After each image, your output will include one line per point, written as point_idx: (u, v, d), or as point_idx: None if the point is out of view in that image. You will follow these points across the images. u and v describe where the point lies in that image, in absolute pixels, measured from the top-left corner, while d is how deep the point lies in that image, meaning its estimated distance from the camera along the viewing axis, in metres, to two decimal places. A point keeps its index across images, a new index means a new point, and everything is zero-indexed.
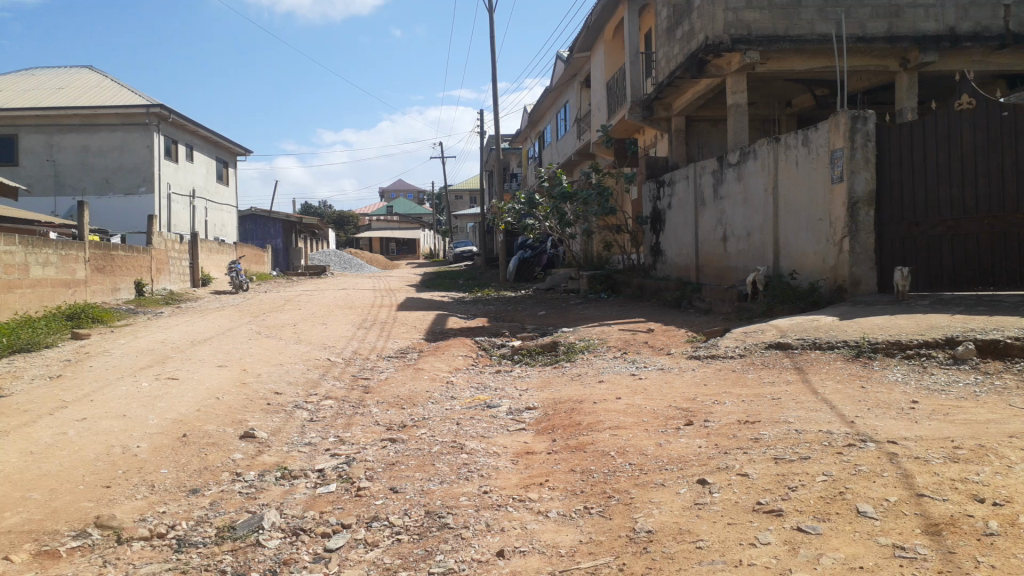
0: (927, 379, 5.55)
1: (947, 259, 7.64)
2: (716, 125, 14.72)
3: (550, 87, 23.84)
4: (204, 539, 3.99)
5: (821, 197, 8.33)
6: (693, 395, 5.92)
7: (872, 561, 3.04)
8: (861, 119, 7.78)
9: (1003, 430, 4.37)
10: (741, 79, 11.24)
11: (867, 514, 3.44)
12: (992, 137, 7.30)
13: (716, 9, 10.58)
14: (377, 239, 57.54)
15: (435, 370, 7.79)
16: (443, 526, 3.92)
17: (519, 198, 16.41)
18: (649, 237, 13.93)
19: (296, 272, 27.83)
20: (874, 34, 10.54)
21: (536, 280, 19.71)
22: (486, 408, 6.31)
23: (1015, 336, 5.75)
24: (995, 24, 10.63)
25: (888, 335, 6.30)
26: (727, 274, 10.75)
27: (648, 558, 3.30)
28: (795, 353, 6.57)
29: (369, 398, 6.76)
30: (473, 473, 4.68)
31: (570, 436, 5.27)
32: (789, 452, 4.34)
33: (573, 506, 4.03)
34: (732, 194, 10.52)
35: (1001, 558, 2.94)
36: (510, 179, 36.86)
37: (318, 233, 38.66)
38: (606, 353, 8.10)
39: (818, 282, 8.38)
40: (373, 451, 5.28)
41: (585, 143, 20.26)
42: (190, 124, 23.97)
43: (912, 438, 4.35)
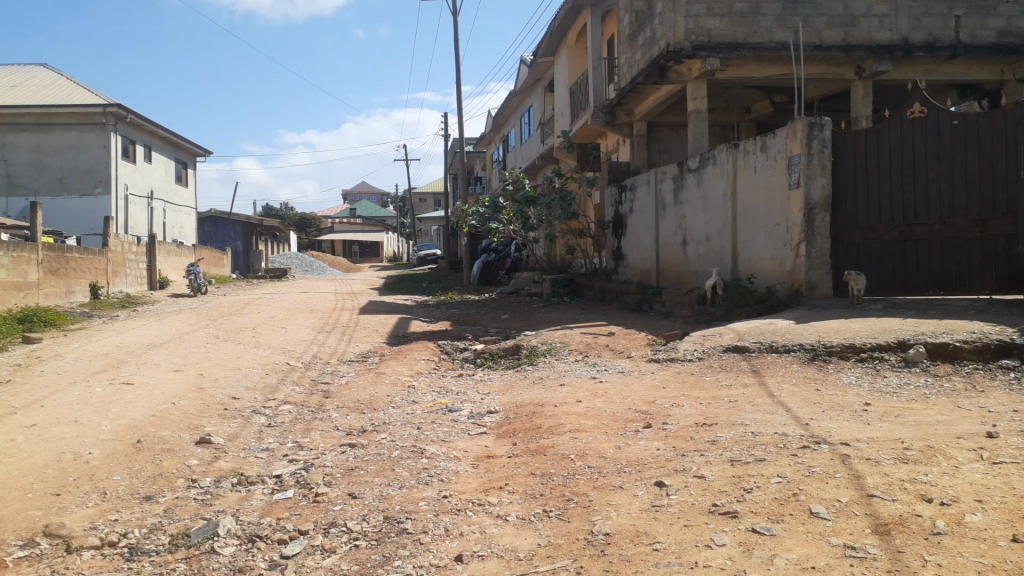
0: (880, 381, 5.67)
1: (900, 263, 7.80)
2: (677, 131, 14.89)
3: (514, 92, 23.90)
4: (157, 547, 3.92)
5: (778, 203, 8.48)
6: (652, 397, 5.98)
7: (823, 561, 3.10)
8: (817, 126, 7.93)
9: (951, 432, 4.49)
10: (702, 85, 11.35)
11: (819, 514, 3.50)
12: (943, 145, 7.49)
13: (677, 16, 10.71)
14: (341, 241, 57.01)
15: (397, 375, 7.74)
16: (402, 531, 3.90)
17: (483, 202, 16.35)
18: (611, 241, 14.03)
19: (256, 275, 27.48)
20: (830, 43, 10.75)
21: (501, 284, 19.72)
22: (447, 412, 6.30)
23: (963, 339, 5.91)
24: (946, 35, 10.93)
25: (843, 338, 6.42)
26: (688, 278, 10.86)
27: (605, 560, 3.32)
28: (751, 356, 6.66)
29: (328, 402, 6.71)
30: (433, 477, 4.67)
31: (531, 440, 5.28)
32: (745, 454, 4.40)
33: (533, 510, 4.04)
34: (692, 199, 10.65)
35: (947, 556, 3.02)
36: (474, 182, 36.77)
37: (280, 236, 38.19)
38: (568, 356, 8.15)
39: (775, 287, 8.55)
40: (332, 457, 5.23)
41: (548, 148, 20.34)
42: (148, 124, 23.54)
43: (865, 440, 4.43)
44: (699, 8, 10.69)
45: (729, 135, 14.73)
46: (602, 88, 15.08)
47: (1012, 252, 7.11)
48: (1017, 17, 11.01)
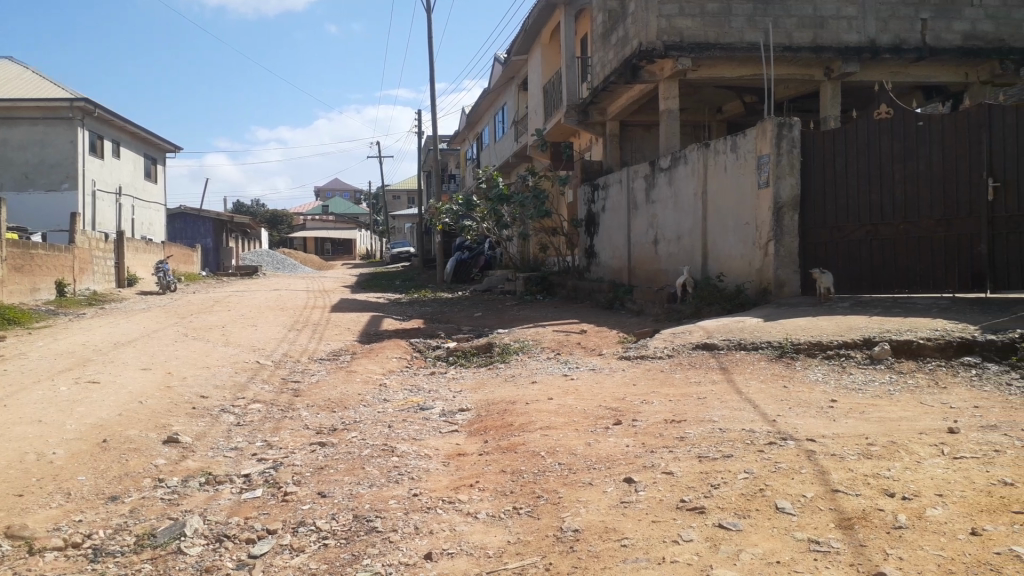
0: (846, 378, 5.76)
1: (866, 262, 7.92)
2: (649, 130, 14.98)
3: (487, 89, 23.88)
4: (122, 547, 3.87)
5: (748, 202, 8.58)
6: (622, 394, 6.01)
7: (788, 556, 3.14)
8: (787, 125, 8.03)
9: (915, 427, 4.57)
10: (673, 85, 11.42)
11: (785, 509, 3.55)
12: (909, 146, 7.60)
13: (650, 15, 10.75)
14: (313, 239, 56.59)
15: (368, 373, 7.70)
16: (371, 530, 3.89)
17: (456, 199, 16.31)
18: (583, 240, 14.09)
19: (227, 273, 27.19)
20: (800, 45, 10.88)
21: (474, 281, 19.71)
22: (419, 410, 6.28)
23: (927, 336, 6.03)
24: (912, 37, 11.11)
25: (810, 335, 6.51)
26: (659, 276, 10.93)
27: (573, 557, 3.34)
28: (720, 354, 6.73)
29: (298, 401, 6.66)
30: (403, 476, 4.66)
31: (502, 437, 5.28)
32: (712, 450, 4.45)
33: (503, 507, 4.05)
34: (664, 198, 10.71)
35: (909, 550, 3.08)
36: (448, 180, 36.67)
37: (250, 233, 37.79)
38: (540, 353, 8.17)
39: (744, 285, 8.64)
40: (301, 456, 5.20)
41: (522, 146, 20.37)
42: (117, 119, 23.22)
43: (831, 436, 4.50)
44: (671, 8, 10.75)
45: (701, 134, 14.86)
46: (576, 87, 15.12)
47: (975, 252, 7.17)
48: (981, 21, 11.21)
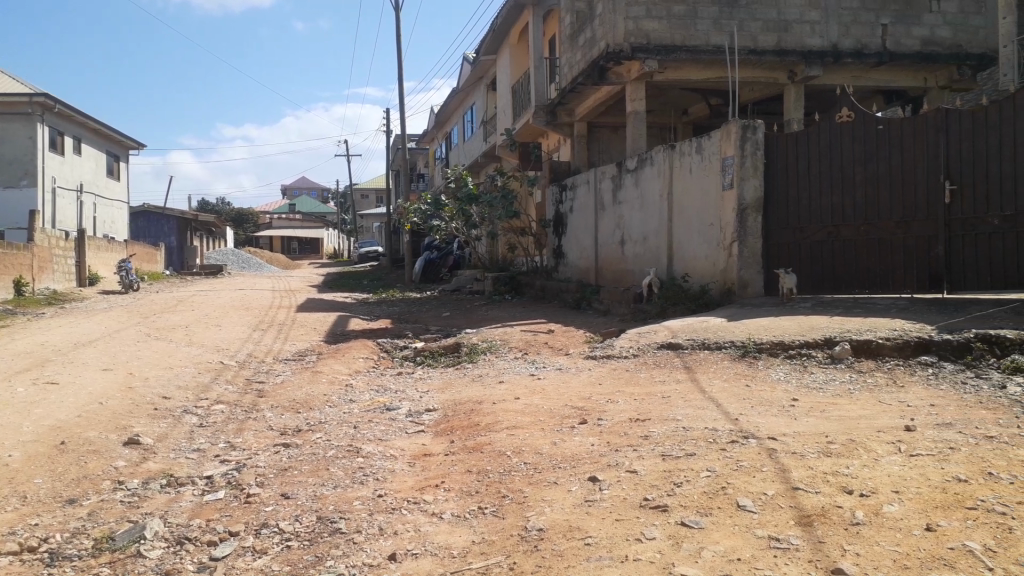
0: (807, 378, 5.84)
1: (827, 263, 8.05)
2: (616, 131, 15.06)
3: (457, 89, 23.85)
4: (79, 551, 3.81)
5: (713, 203, 8.70)
6: (589, 394, 6.04)
7: (749, 553, 3.18)
8: (751, 128, 8.17)
9: (874, 426, 4.66)
10: (640, 87, 11.49)
11: (747, 507, 3.60)
12: (869, 149, 7.73)
13: (617, 17, 10.76)
14: (280, 238, 56.00)
15: (334, 373, 7.65)
16: (335, 531, 3.87)
17: (425, 199, 16.26)
18: (551, 240, 14.14)
19: (191, 272, 26.79)
20: (764, 48, 11.04)
21: (443, 281, 19.68)
22: (385, 411, 6.25)
23: (886, 336, 6.15)
24: (874, 42, 11.32)
25: (772, 335, 6.60)
26: (626, 277, 11.01)
27: (538, 556, 3.35)
28: (684, 353, 6.80)
29: (262, 402, 6.59)
30: (368, 477, 4.64)
31: (468, 437, 5.28)
32: (676, 449, 4.50)
33: (468, 507, 4.06)
34: (630, 198, 10.79)
35: (865, 546, 3.15)
36: (417, 179, 36.54)
37: (215, 232, 37.29)
38: (507, 353, 8.18)
39: (709, 285, 8.75)
40: (265, 457, 5.15)
41: (491, 146, 20.39)
42: (78, 115, 22.78)
43: (791, 435, 4.57)
44: (638, 10, 10.76)
45: (668, 136, 14.99)
46: (544, 88, 15.14)
47: (932, 253, 7.30)
48: (939, 27, 11.48)
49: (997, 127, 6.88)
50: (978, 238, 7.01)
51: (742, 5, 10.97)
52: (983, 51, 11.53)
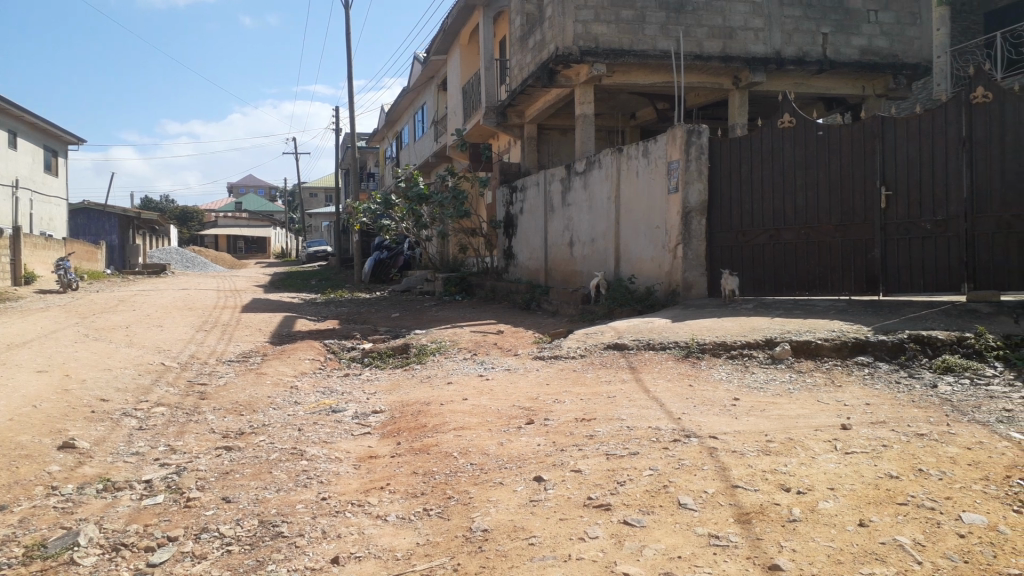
0: (748, 378, 5.97)
1: (768, 266, 8.22)
2: (566, 134, 15.16)
3: (407, 88, 23.72)
4: (9, 560, 3.69)
5: (659, 206, 8.85)
6: (536, 394, 6.09)
7: (689, 550, 3.24)
8: (695, 133, 8.34)
9: (811, 424, 4.79)
10: (589, 90, 11.59)
11: (687, 505, 3.67)
12: (809, 154, 7.93)
13: (566, 20, 10.79)
14: (226, 237, 54.96)
15: (279, 375, 7.55)
16: (277, 535, 3.82)
17: (375, 198, 16.14)
18: (502, 241, 14.18)
19: (133, 271, 26.13)
20: (710, 54, 11.24)
21: (393, 281, 19.58)
22: (331, 413, 6.20)
23: (824, 337, 6.31)
24: (814, 51, 11.64)
25: (715, 336, 6.74)
26: (574, 278, 11.10)
27: (482, 557, 3.36)
28: (630, 353, 6.90)
29: (205, 404, 6.48)
30: (312, 479, 4.59)
31: (414, 438, 5.26)
32: (620, 448, 4.56)
33: (413, 509, 4.04)
34: (579, 201, 10.90)
35: (801, 542, 3.23)
36: (367, 179, 36.25)
37: (158, 230, 36.44)
38: (457, 354, 8.17)
39: (655, 287, 8.88)
40: (206, 460, 5.06)
41: (441, 146, 20.34)
42: (14, 108, 22.08)
43: (731, 433, 4.67)
44: (587, 14, 10.83)
45: (616, 139, 15.16)
46: (494, 89, 15.17)
47: (869, 256, 7.52)
48: (877, 37, 11.82)
49: (930, 134, 7.12)
50: (912, 242, 7.24)
51: (688, 11, 11.15)
52: (918, 61, 11.93)
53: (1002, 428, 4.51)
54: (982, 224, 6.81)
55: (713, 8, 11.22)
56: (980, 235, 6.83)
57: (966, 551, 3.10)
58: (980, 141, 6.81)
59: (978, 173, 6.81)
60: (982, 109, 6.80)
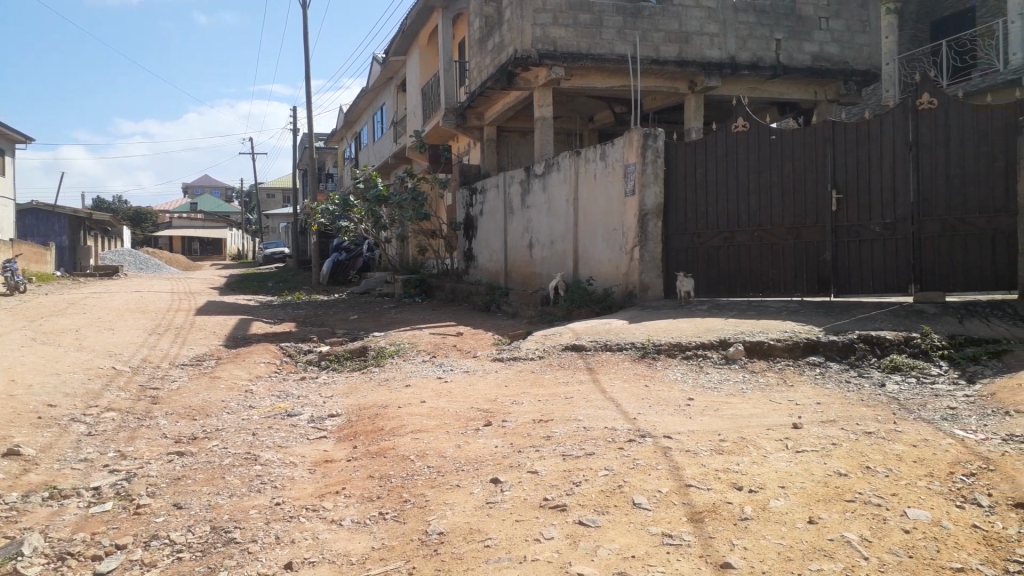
0: (702, 378, 6.06)
1: (723, 267, 8.34)
2: (525, 136, 15.20)
3: (366, 88, 23.57)
4: None
5: (616, 208, 8.93)
6: (495, 395, 6.10)
7: (643, 550, 3.27)
8: (651, 137, 8.43)
9: (764, 423, 4.87)
10: (548, 93, 11.62)
11: (641, 505, 3.70)
12: (762, 158, 8.05)
13: (525, 23, 10.82)
14: (181, 238, 53.98)
15: (234, 379, 7.44)
16: (230, 541, 3.77)
17: (333, 199, 15.99)
18: (462, 242, 14.18)
19: (83, 272, 25.54)
20: (666, 58, 11.37)
21: (352, 283, 19.44)
22: (286, 417, 6.13)
23: (777, 338, 6.41)
24: (767, 56, 11.85)
25: (670, 337, 6.82)
26: (534, 279, 11.14)
27: (437, 560, 3.35)
28: (588, 354, 6.95)
29: (157, 409, 6.36)
30: (266, 485, 4.54)
31: (371, 442, 5.24)
32: (576, 448, 4.59)
33: (368, 513, 4.02)
34: (538, 203, 10.94)
35: (752, 540, 3.28)
36: (325, 179, 35.95)
37: (110, 231, 35.69)
38: (415, 356, 8.14)
39: (612, 288, 8.96)
40: (157, 466, 4.97)
41: (400, 147, 20.24)
42: None
43: (685, 432, 4.74)
44: (545, 17, 10.88)
45: (575, 142, 15.25)
46: (453, 91, 15.16)
47: (820, 258, 7.66)
48: (828, 44, 12.08)
49: (879, 140, 7.29)
50: (862, 243, 7.41)
51: (645, 16, 11.27)
52: (867, 68, 12.24)
53: (946, 426, 4.65)
54: (928, 227, 7.03)
55: (669, 14, 11.36)
56: (927, 237, 7.04)
57: (911, 546, 3.19)
58: (926, 146, 7.02)
59: (924, 178, 7.02)
60: (928, 115, 7.02)
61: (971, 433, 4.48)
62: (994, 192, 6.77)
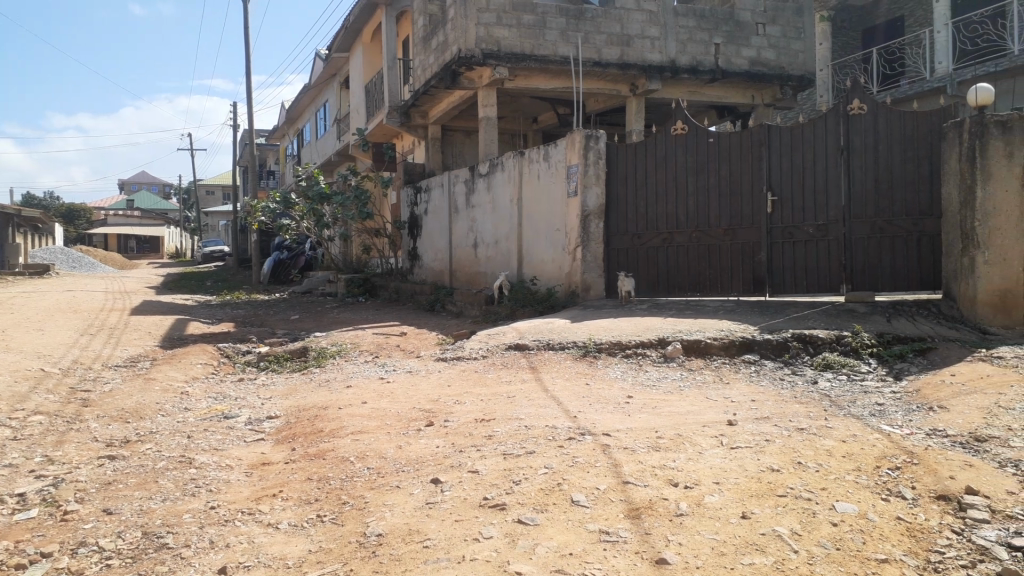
0: (642, 375, 6.15)
1: (662, 268, 8.46)
2: (469, 136, 15.19)
3: (308, 85, 23.23)
4: None
5: (559, 209, 9.02)
6: (436, 396, 6.08)
7: (580, 547, 3.31)
8: (593, 138, 8.55)
9: (700, 420, 4.96)
10: (491, 93, 11.64)
11: (580, 502, 3.74)
12: (700, 161, 8.20)
13: (469, 22, 10.81)
14: (116, 236, 52.38)
15: (169, 380, 7.26)
16: (162, 547, 3.68)
17: (274, 197, 15.76)
18: (406, 242, 14.11)
19: (12, 271, 24.55)
20: (608, 60, 11.49)
21: (293, 282, 19.16)
22: (223, 419, 6.01)
23: (713, 336, 6.55)
24: (707, 60, 12.06)
25: (611, 336, 6.90)
26: (478, 279, 11.16)
27: (375, 562, 3.33)
28: (530, 353, 6.99)
29: (88, 412, 6.16)
30: (201, 488, 4.45)
31: (310, 444, 5.17)
32: (517, 447, 4.61)
33: (305, 516, 3.97)
34: (482, 203, 10.96)
35: (687, 536, 3.35)
36: (267, 177, 35.32)
37: (40, 229, 34.40)
38: (358, 357, 8.07)
39: (555, 288, 9.03)
40: (86, 471, 4.82)
41: (344, 144, 20.00)
42: None
43: (624, 430, 4.80)
44: (489, 17, 10.88)
45: (520, 143, 15.32)
46: (396, 89, 15.07)
47: (755, 259, 7.84)
48: (765, 49, 12.36)
49: (812, 144, 7.51)
50: (796, 244, 7.61)
51: (588, 18, 11.33)
52: (802, 73, 12.59)
53: (873, 421, 4.82)
54: (858, 228, 7.27)
55: (611, 16, 11.47)
56: (857, 238, 7.28)
57: (838, 538, 3.30)
58: (856, 150, 7.26)
59: (855, 181, 7.27)
60: (859, 120, 7.27)
61: (897, 428, 4.65)
62: (919, 196, 7.01)
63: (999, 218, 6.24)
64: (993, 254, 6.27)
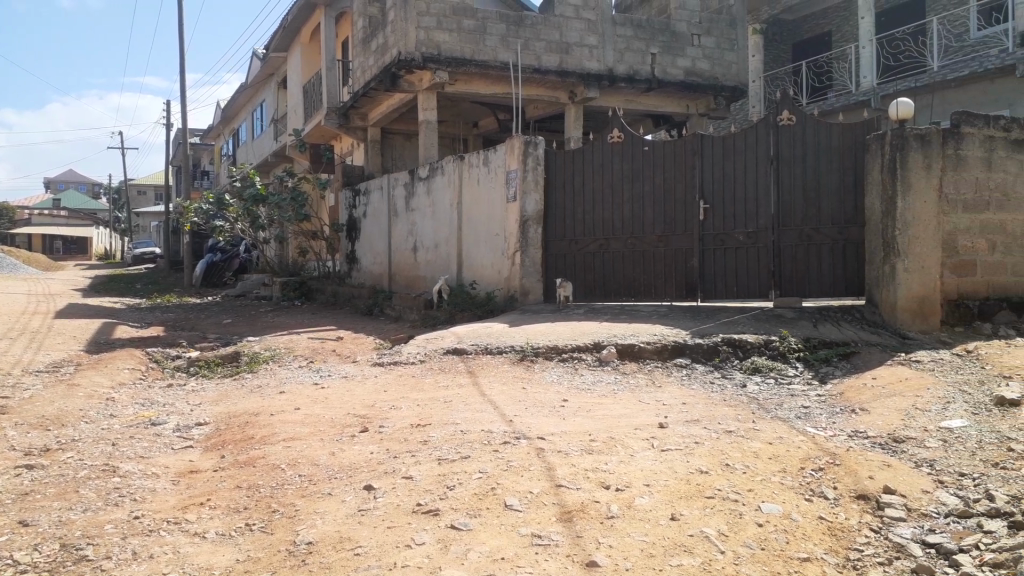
0: (578, 379, 6.22)
1: (599, 273, 8.56)
2: (410, 139, 15.14)
3: (245, 84, 22.81)
4: None
5: (498, 213, 9.07)
6: (372, 401, 6.04)
7: (512, 551, 3.33)
8: (532, 144, 8.63)
9: (633, 423, 5.05)
10: (432, 97, 11.60)
11: (513, 506, 3.76)
12: (635, 168, 8.32)
13: (409, 26, 10.76)
14: (41, 236, 50.39)
15: (93, 386, 7.03)
16: (81, 559, 3.56)
17: (208, 198, 15.41)
18: (345, 244, 13.96)
19: None
20: (548, 67, 11.57)
21: (227, 285, 18.76)
22: (150, 426, 5.85)
23: (646, 341, 6.65)
24: (644, 69, 12.27)
25: (548, 340, 6.96)
26: (417, 282, 11.11)
27: (305, 570, 3.29)
28: (468, 357, 6.99)
29: (5, 419, 5.92)
30: (124, 498, 4.33)
31: (240, 451, 5.07)
32: (452, 452, 4.61)
33: (234, 525, 3.90)
34: (421, 206, 10.93)
35: (617, 538, 3.40)
36: (203, 178, 34.48)
37: None
38: (292, 361, 7.95)
39: (493, 292, 9.06)
40: (2, 481, 4.63)
41: (282, 145, 19.66)
42: None
43: (558, 434, 4.85)
44: (429, 20, 10.84)
45: (460, 147, 15.32)
46: (336, 90, 14.91)
47: (688, 265, 7.99)
48: (700, 59, 12.64)
49: (743, 152, 7.70)
50: (727, 251, 7.79)
51: (527, 25, 11.41)
52: (736, 84, 12.91)
53: (799, 423, 4.98)
54: (786, 236, 7.50)
55: (550, 23, 11.57)
56: (785, 245, 7.50)
57: (763, 538, 3.39)
58: (786, 160, 7.49)
59: (784, 190, 7.49)
60: (788, 130, 7.49)
61: (820, 430, 4.80)
62: (844, 206, 7.30)
63: (918, 227, 6.52)
64: (912, 262, 6.56)
